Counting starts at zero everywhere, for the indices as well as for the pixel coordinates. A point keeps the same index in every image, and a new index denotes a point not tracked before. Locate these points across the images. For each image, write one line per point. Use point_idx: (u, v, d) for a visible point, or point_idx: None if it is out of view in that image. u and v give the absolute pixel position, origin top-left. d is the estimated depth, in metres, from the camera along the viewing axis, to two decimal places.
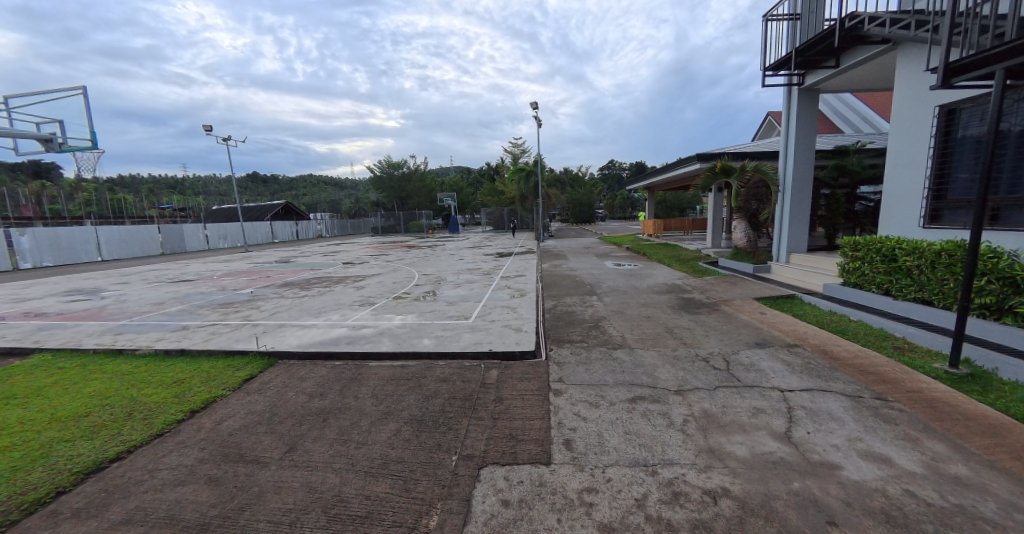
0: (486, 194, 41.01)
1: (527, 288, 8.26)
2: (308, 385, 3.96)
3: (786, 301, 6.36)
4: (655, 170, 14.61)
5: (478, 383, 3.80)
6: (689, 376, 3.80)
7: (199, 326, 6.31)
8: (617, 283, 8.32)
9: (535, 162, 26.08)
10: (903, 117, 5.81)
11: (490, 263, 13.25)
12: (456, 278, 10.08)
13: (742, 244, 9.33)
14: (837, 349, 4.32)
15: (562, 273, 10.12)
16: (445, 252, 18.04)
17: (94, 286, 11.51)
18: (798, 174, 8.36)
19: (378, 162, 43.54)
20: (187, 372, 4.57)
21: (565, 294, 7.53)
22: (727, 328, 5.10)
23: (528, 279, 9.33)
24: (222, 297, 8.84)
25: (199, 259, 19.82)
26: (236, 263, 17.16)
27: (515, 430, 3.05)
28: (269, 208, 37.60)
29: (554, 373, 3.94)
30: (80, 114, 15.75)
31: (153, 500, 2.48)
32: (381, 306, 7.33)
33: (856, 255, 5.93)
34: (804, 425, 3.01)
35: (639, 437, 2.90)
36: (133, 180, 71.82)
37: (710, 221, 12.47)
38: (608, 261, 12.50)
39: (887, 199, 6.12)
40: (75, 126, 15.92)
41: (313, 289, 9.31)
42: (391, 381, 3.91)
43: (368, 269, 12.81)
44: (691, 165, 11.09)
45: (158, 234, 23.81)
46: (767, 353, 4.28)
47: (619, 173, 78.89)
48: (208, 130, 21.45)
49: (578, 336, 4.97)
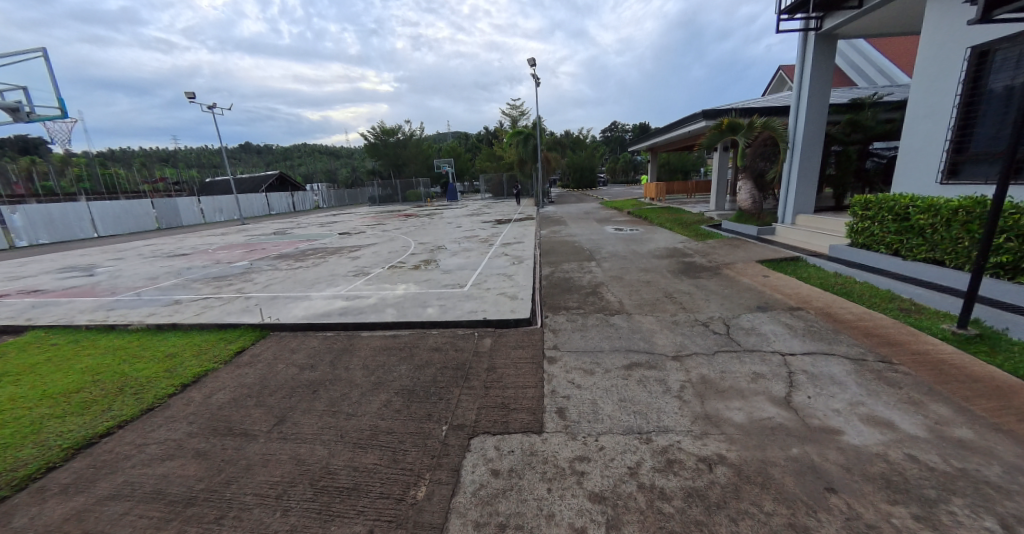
0: (485, 160, 39.89)
1: (525, 255, 8.08)
2: (300, 357, 3.89)
3: (790, 264, 6.19)
4: (659, 129, 13.99)
5: (470, 352, 3.72)
6: (688, 342, 3.69)
7: (192, 300, 6.22)
8: (617, 248, 8.11)
9: (534, 124, 25.06)
10: (929, 62, 5.37)
11: (489, 230, 13.00)
12: (454, 246, 9.90)
13: (747, 205, 9.05)
14: (841, 312, 4.20)
15: (562, 239, 9.90)
16: (444, 220, 17.76)
17: (89, 262, 11.40)
18: (809, 130, 7.92)
19: (372, 128, 42.12)
20: (179, 346, 4.51)
21: (564, 260, 7.36)
22: (728, 292, 4.96)
23: (527, 246, 9.13)
24: (217, 271, 8.71)
25: (195, 233, 19.55)
26: (233, 237, 16.96)
27: (507, 398, 2.97)
28: (264, 180, 36.82)
29: (549, 340, 3.85)
30: (45, 80, 15.16)
31: (140, 475, 2.44)
32: (376, 276, 7.19)
33: (866, 214, 5.68)
34: (804, 390, 2.93)
35: (634, 404, 2.83)
36: (123, 153, 70.12)
37: (715, 182, 12.05)
38: (609, 226, 12.24)
39: (904, 153, 5.79)
40: (42, 93, 15.23)
41: (308, 261, 9.17)
42: (383, 352, 3.84)
43: (365, 239, 12.60)
44: (696, 122, 10.56)
45: (152, 209, 23.50)
46: (769, 316, 4.16)
47: (622, 135, 76.52)
48: (192, 98, 20.79)
49: (575, 302, 4.85)
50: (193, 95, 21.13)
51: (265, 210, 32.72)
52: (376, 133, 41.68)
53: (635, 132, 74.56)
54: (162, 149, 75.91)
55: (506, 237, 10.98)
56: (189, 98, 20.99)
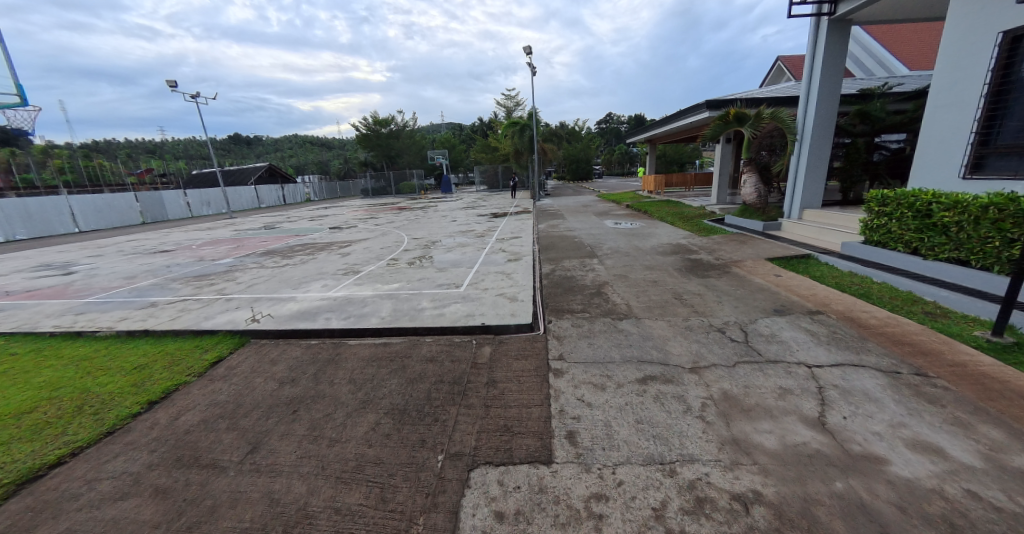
0: (479, 151, 39.25)
1: (523, 251, 7.74)
2: (280, 369, 3.54)
3: (801, 262, 5.93)
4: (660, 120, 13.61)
5: (468, 363, 3.39)
6: (705, 350, 3.40)
7: (169, 302, 5.81)
8: (619, 244, 7.81)
9: (530, 115, 24.51)
10: (954, 48, 5.08)
11: (485, 224, 12.61)
12: (449, 241, 9.53)
13: (752, 199, 8.77)
14: (864, 316, 3.93)
15: (561, 234, 9.56)
16: (439, 213, 17.33)
17: (65, 259, 10.86)
18: (819, 120, 7.62)
19: (364, 119, 41.16)
20: (150, 356, 4.13)
21: (565, 257, 7.04)
22: (741, 293, 4.67)
23: (525, 242, 8.78)
24: (198, 269, 8.26)
25: (181, 227, 18.89)
26: (220, 231, 16.41)
27: (510, 420, 2.66)
28: (253, 172, 35.93)
29: (554, 349, 3.53)
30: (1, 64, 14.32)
31: (86, 521, 2.10)
32: (367, 274, 6.82)
33: (883, 210, 5.41)
34: (838, 408, 2.65)
35: (653, 427, 2.53)
36: (107, 144, 68.16)
37: (717, 175, 11.75)
38: (608, 220, 11.92)
39: (923, 145, 5.52)
40: None
41: (296, 257, 8.75)
42: (372, 363, 3.50)
43: (357, 233, 12.16)
44: (699, 113, 10.23)
45: (136, 202, 22.75)
46: (788, 321, 3.89)
47: (617, 126, 75.92)
48: (173, 86, 20.03)
49: (579, 305, 4.53)
50: (175, 84, 20.37)
51: (254, 203, 31.94)
52: (368, 123, 40.74)
53: (631, 123, 73.86)
54: (148, 140, 73.99)
55: (503, 231, 10.62)
56: (171, 86, 20.20)
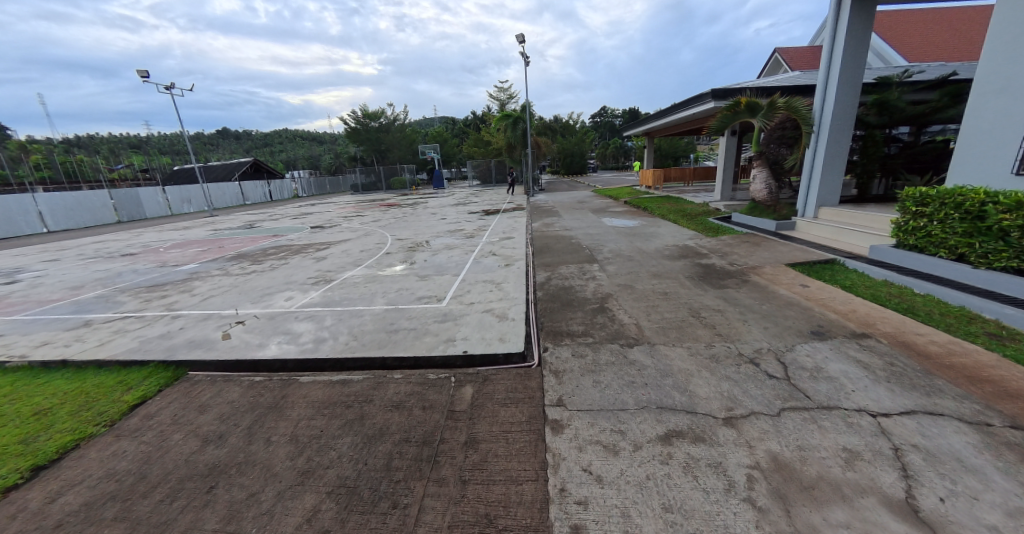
0: (472, 145, 38.36)
1: (516, 255, 7.03)
2: (208, 419, 2.82)
3: (826, 268, 5.30)
4: (661, 111, 12.94)
5: (443, 411, 2.69)
6: (739, 393, 2.73)
7: (106, 320, 5.03)
8: (620, 246, 7.12)
9: (523, 107, 23.67)
10: (1004, 24, 4.44)
11: (475, 223, 11.87)
12: (435, 243, 8.78)
13: (762, 196, 8.15)
14: (921, 341, 3.28)
15: (556, 234, 8.85)
16: (428, 210, 16.57)
17: (16, 265, 9.95)
18: (839, 110, 6.98)
19: (353, 112, 40.00)
20: (58, 397, 3.36)
21: (561, 262, 6.35)
22: (768, 310, 4.01)
23: (518, 243, 8.05)
24: (156, 276, 7.44)
25: (156, 227, 17.89)
26: (195, 231, 15.49)
27: (493, 507, 1.97)
28: (237, 167, 34.76)
29: (551, 390, 2.85)
30: None
31: None
32: (340, 282, 6.07)
33: (921, 211, 4.80)
34: (929, 484, 1.99)
35: (689, 520, 1.85)
36: (86, 139, 66.02)
37: (722, 169, 11.09)
38: (606, 217, 11.23)
39: (964, 137, 4.90)
40: None
41: (266, 263, 7.95)
42: (323, 411, 2.79)
43: (339, 234, 11.37)
44: (704, 103, 9.57)
45: (110, 200, 21.69)
46: (832, 349, 3.23)
47: (610, 120, 75.16)
48: (146, 78, 19.01)
49: (580, 325, 3.84)
50: (147, 75, 19.30)
51: (238, 200, 30.82)
52: (357, 117, 39.55)
53: (625, 117, 73.22)
54: (130, 135, 71.82)
55: (494, 231, 9.88)
56: (143, 78, 19.16)
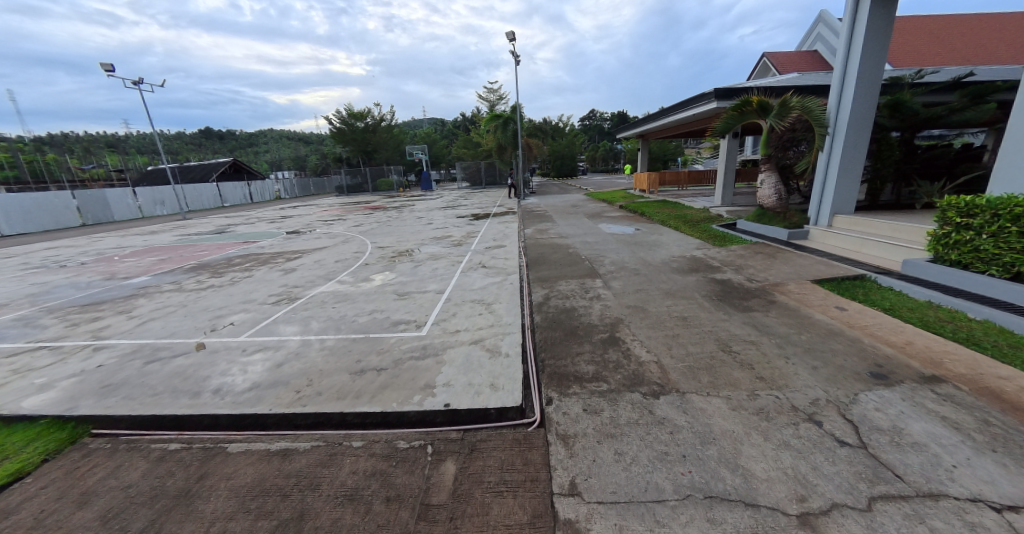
0: (461, 147, 37.63)
1: (508, 267, 6.32)
2: (84, 518, 2.01)
3: (857, 285, 4.72)
4: (659, 113, 12.39)
5: (414, 507, 1.95)
6: (809, 472, 2.06)
7: (13, 353, 4.14)
8: (623, 258, 6.46)
9: (513, 108, 22.98)
10: None
11: (463, 228, 11.13)
12: (419, 251, 8.01)
13: (770, 202, 7.63)
14: (1010, 388, 2.66)
15: (551, 242, 8.18)
16: (414, 214, 15.78)
17: None
18: (856, 111, 6.47)
19: (338, 112, 38.88)
20: None
21: (559, 276, 5.65)
22: (809, 342, 3.38)
23: (510, 253, 7.34)
24: (96, 292, 6.51)
25: (120, 231, 16.68)
26: (161, 236, 14.39)
27: None
28: (214, 167, 33.31)
29: (561, 468, 2.14)
30: None
31: None
32: (305, 301, 5.26)
33: (966, 222, 4.25)
34: None
35: None
36: (57, 137, 63.23)
37: (723, 173, 10.54)
38: (603, 223, 10.61)
39: (1010, 138, 4.39)
40: None
41: (227, 275, 7.08)
42: (248, 505, 2.02)
43: (315, 240, 10.51)
44: (705, 103, 9.05)
45: (73, 201, 20.35)
46: (905, 400, 2.59)
47: (600, 123, 75.07)
48: (111, 73, 17.90)
49: (589, 364, 3.15)
50: (112, 70, 18.09)
51: (215, 202, 29.49)
52: (342, 117, 38.38)
53: (615, 120, 73.18)
54: (105, 133, 69.12)
55: (484, 238, 9.15)
56: (107, 73, 17.94)
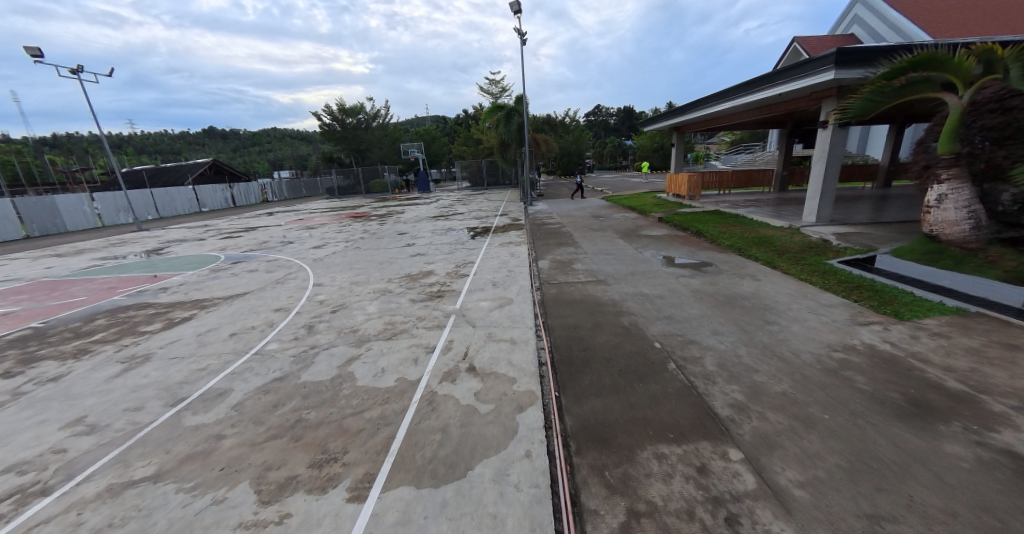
0: (461, 144, 34.61)
1: (518, 376, 3.25)
2: None
3: None
4: (732, 94, 9.21)
5: None
6: None
7: None
8: (737, 356, 3.38)
9: (518, 98, 19.69)
10: None
11: (451, 255, 8.05)
12: (370, 314, 4.94)
13: (958, 235, 4.67)
14: None
15: (584, 295, 5.09)
16: (397, 228, 12.75)
17: None
18: None
19: (327, 108, 35.82)
20: None
21: (632, 425, 2.58)
22: None
23: (518, 326, 4.26)
24: None
25: (46, 249, 13.74)
26: (79, 259, 11.38)
27: None
28: (192, 169, 30.35)
29: None
30: None
31: None
32: (42, 512, 2.22)
33: None
34: None
35: None
36: (45, 137, 60.78)
37: (821, 179, 7.41)
38: (648, 249, 7.48)
39: None
40: None
41: (28, 371, 4.05)
42: None
43: (245, 277, 7.50)
44: (830, 72, 5.96)
45: (14, 210, 17.51)
46: None
47: (605, 119, 71.74)
48: (39, 58, 14.88)
49: None
50: (39, 54, 15.01)
51: (191, 207, 26.73)
52: (331, 113, 35.34)
53: (619, 116, 69.42)
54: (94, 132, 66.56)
55: (478, 280, 6.06)
56: (35, 57, 14.96)
